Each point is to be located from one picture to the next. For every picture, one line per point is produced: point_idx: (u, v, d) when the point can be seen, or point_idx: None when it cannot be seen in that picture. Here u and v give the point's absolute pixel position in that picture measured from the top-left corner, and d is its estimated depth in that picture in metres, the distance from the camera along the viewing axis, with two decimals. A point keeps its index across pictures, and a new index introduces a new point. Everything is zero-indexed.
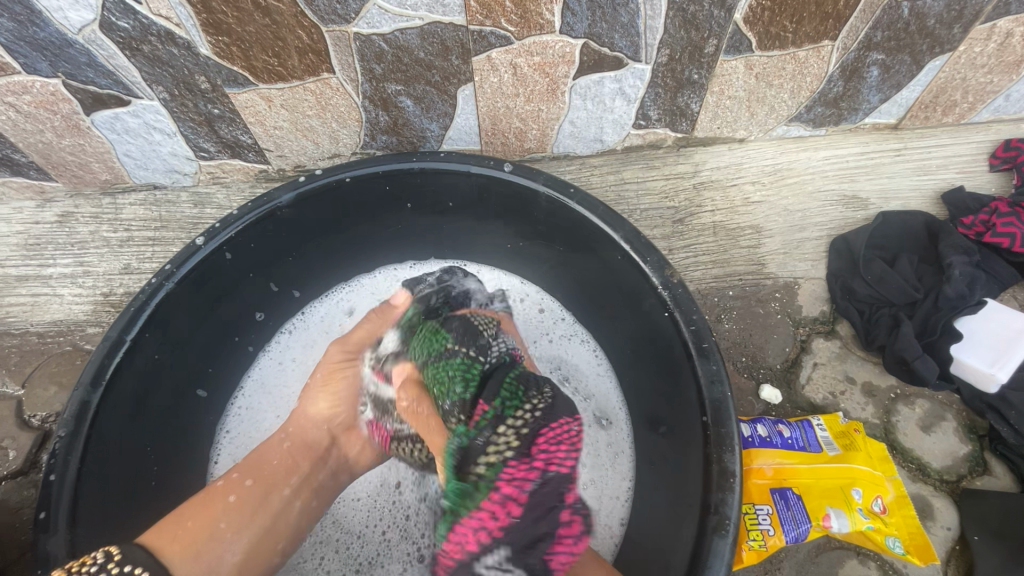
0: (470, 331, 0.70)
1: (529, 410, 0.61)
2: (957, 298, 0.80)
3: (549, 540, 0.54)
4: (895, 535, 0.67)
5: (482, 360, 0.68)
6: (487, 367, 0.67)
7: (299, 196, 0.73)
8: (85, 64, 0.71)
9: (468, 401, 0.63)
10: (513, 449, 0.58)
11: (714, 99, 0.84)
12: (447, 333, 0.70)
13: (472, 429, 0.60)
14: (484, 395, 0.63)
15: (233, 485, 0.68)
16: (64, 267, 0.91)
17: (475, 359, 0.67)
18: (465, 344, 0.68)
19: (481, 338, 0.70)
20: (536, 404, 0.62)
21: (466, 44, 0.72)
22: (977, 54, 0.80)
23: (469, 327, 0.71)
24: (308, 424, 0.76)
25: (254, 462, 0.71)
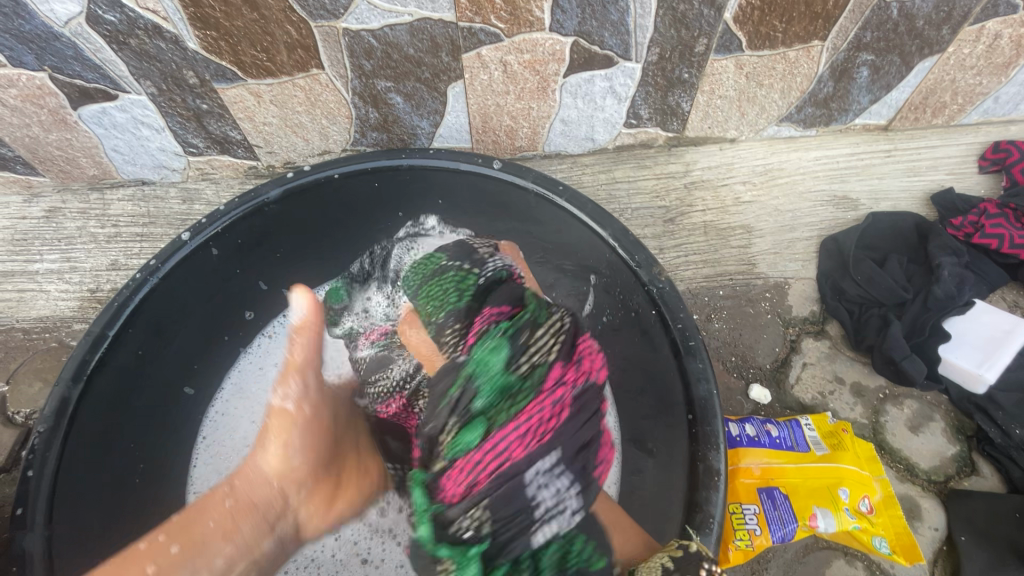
0: (463, 251, 0.70)
1: (557, 327, 0.58)
2: (946, 298, 0.80)
3: (592, 447, 0.54)
4: (882, 535, 0.66)
5: (478, 271, 0.66)
6: (486, 274, 0.66)
7: (287, 191, 0.72)
8: (72, 58, 0.71)
9: (473, 307, 0.63)
10: (554, 358, 0.55)
11: (704, 98, 0.84)
12: (441, 256, 0.70)
13: (505, 343, 0.56)
14: (506, 300, 0.61)
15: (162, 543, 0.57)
16: (51, 263, 0.90)
17: (472, 268, 0.67)
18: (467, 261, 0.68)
19: (482, 256, 0.69)
20: (562, 319, 0.59)
21: (456, 41, 0.72)
22: (966, 56, 0.80)
23: (461, 247, 0.71)
24: (256, 477, 0.66)
25: (185, 521, 0.60)
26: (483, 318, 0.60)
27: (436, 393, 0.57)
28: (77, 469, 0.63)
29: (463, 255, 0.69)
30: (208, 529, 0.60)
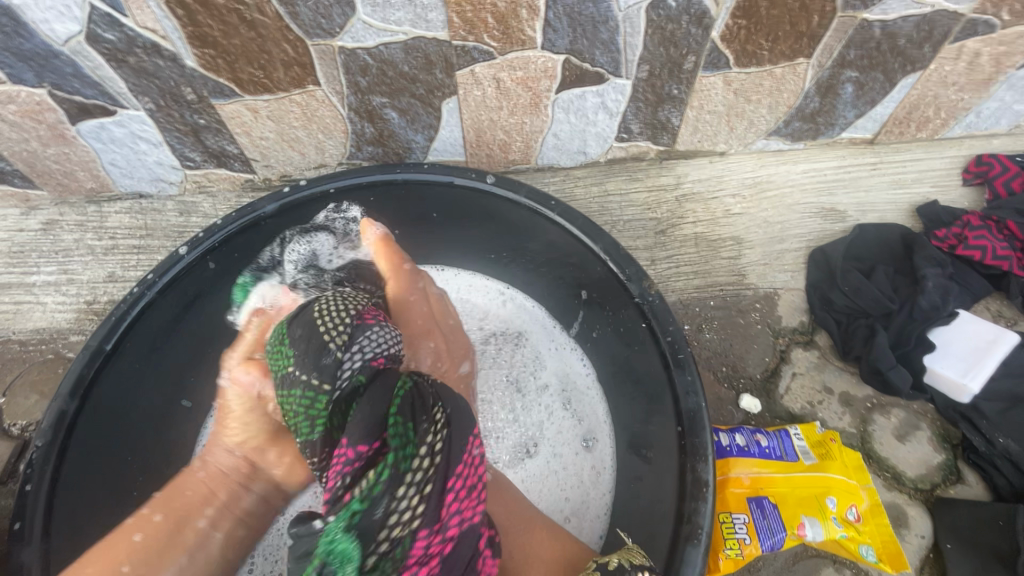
0: (310, 337, 0.65)
1: (432, 428, 0.56)
2: (931, 309, 0.81)
3: (477, 561, 0.57)
4: (868, 543, 0.68)
5: (330, 387, 0.63)
6: (334, 392, 0.63)
7: (283, 206, 0.73)
8: (71, 75, 0.72)
9: (328, 433, 0.62)
10: (426, 503, 0.52)
11: (694, 113, 0.86)
12: (290, 348, 0.65)
13: (371, 481, 0.52)
14: (359, 433, 0.56)
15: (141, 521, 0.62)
16: (48, 275, 0.91)
17: (319, 386, 0.63)
18: (309, 359, 0.63)
19: (327, 354, 0.64)
20: (437, 428, 0.56)
21: (450, 59, 0.74)
22: (947, 72, 0.82)
23: (311, 332, 0.65)
24: (218, 453, 0.70)
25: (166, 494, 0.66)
26: (336, 467, 0.55)
27: (298, 555, 0.53)
28: (73, 483, 0.64)
29: (326, 330, 0.65)
30: (186, 496, 0.66)
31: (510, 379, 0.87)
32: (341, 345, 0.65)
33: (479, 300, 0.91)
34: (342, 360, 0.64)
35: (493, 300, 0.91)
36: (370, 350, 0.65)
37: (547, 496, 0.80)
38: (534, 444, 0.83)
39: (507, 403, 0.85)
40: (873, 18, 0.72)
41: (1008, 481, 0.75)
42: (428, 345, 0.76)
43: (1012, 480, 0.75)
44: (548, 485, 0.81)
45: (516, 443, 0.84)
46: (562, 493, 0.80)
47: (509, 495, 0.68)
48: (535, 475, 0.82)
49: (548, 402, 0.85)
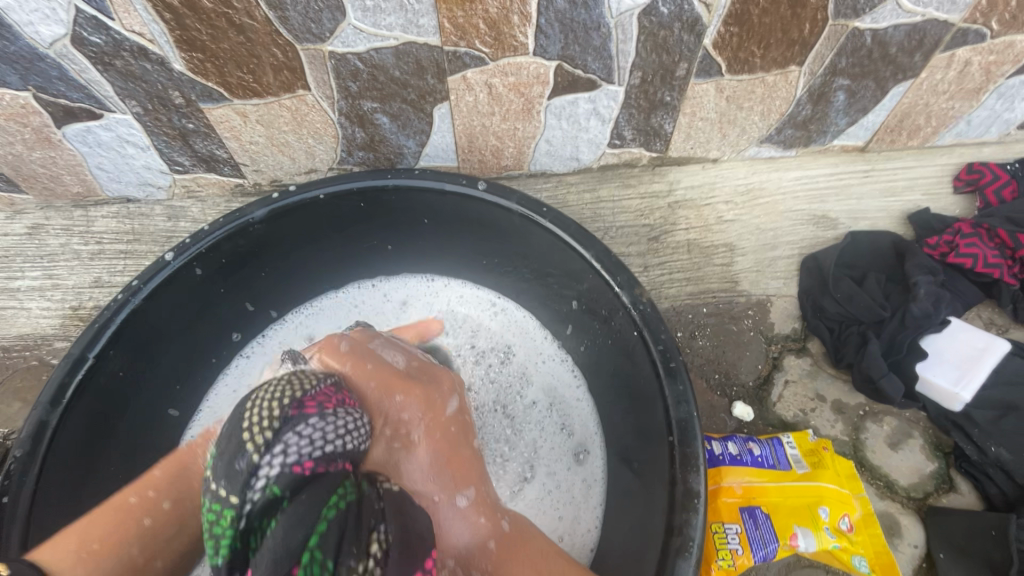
0: (233, 434, 0.56)
1: (361, 564, 0.48)
2: (923, 317, 0.81)
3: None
4: (861, 553, 0.68)
5: (239, 502, 0.52)
6: (241, 510, 0.51)
7: (272, 212, 0.72)
8: (57, 78, 0.71)
9: (240, 554, 0.50)
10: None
11: (686, 120, 0.86)
12: (217, 449, 0.57)
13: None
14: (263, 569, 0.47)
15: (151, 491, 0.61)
16: (32, 280, 0.90)
17: (228, 499, 0.52)
18: (228, 480, 0.53)
19: (242, 458, 0.53)
20: (365, 564, 0.48)
21: (442, 64, 0.73)
22: (938, 81, 0.82)
23: (231, 440, 0.55)
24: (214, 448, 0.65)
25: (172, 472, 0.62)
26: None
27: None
28: (51, 495, 0.62)
29: (247, 432, 0.54)
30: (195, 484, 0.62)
31: (502, 396, 0.86)
32: (258, 449, 0.53)
33: (469, 313, 0.92)
34: (268, 470, 0.53)
35: (484, 312, 0.91)
36: (304, 452, 0.54)
37: (543, 516, 0.79)
38: (530, 468, 0.82)
39: (502, 426, 0.84)
40: (864, 26, 0.72)
41: (1000, 490, 0.75)
42: (398, 399, 0.67)
43: (1004, 489, 0.75)
44: (546, 505, 0.79)
45: (515, 463, 0.82)
46: (557, 512, 0.79)
47: (533, 550, 0.61)
48: (533, 498, 0.80)
49: (540, 417, 0.84)
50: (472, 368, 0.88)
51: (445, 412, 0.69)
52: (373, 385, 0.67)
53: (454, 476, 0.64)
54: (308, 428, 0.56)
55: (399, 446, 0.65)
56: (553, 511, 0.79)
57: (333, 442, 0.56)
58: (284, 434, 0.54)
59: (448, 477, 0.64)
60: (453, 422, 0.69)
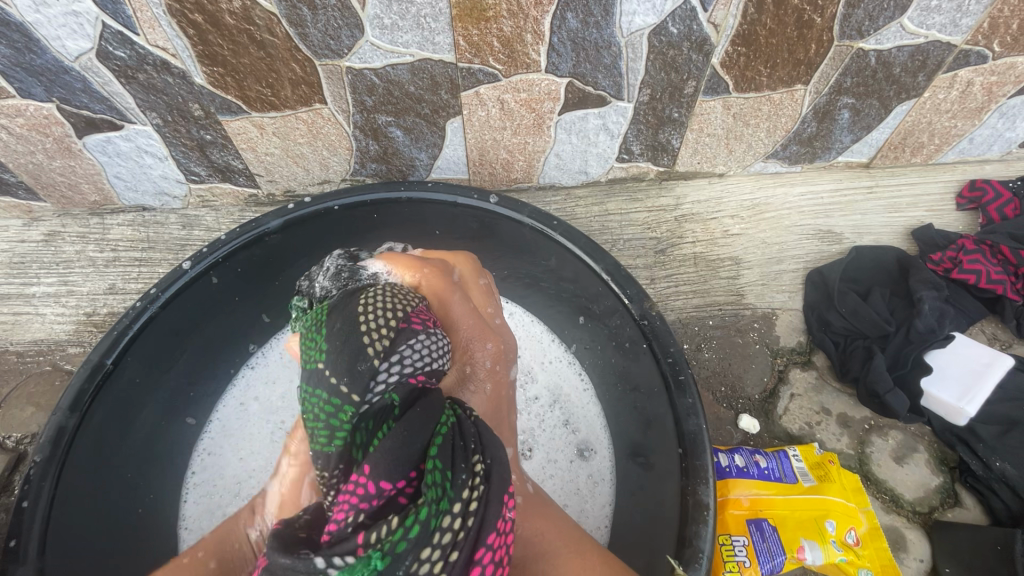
0: (349, 337, 0.62)
1: (470, 479, 0.53)
2: (927, 331, 0.82)
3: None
4: (868, 567, 0.67)
5: (359, 399, 0.60)
6: (361, 405, 0.60)
7: (288, 222, 0.74)
8: (80, 90, 0.73)
9: (345, 450, 0.59)
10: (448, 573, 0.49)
11: (694, 136, 0.88)
12: (325, 344, 0.62)
13: (398, 533, 0.49)
14: (387, 470, 0.53)
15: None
16: (48, 286, 0.91)
17: (348, 395, 0.60)
18: (343, 367, 0.61)
19: (365, 360, 0.61)
20: (475, 483, 0.53)
21: (455, 80, 0.75)
22: (941, 100, 0.84)
23: (351, 341, 0.62)
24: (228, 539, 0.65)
25: (219, 537, 0.66)
26: (349, 499, 0.52)
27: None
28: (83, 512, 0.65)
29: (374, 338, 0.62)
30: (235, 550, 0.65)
31: None
32: (379, 354, 0.62)
33: None
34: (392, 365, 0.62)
35: None
36: (413, 365, 0.63)
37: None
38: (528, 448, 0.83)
39: None
40: (868, 47, 0.73)
41: (1005, 505, 0.75)
42: (488, 345, 0.73)
43: (1009, 505, 0.75)
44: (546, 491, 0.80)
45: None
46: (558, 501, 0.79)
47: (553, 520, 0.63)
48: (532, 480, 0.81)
49: (541, 411, 0.84)
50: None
51: (506, 376, 0.74)
52: (469, 326, 0.73)
53: (505, 436, 0.69)
54: (421, 348, 0.64)
55: (469, 386, 0.70)
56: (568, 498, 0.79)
57: (429, 357, 0.65)
58: (416, 353, 0.64)
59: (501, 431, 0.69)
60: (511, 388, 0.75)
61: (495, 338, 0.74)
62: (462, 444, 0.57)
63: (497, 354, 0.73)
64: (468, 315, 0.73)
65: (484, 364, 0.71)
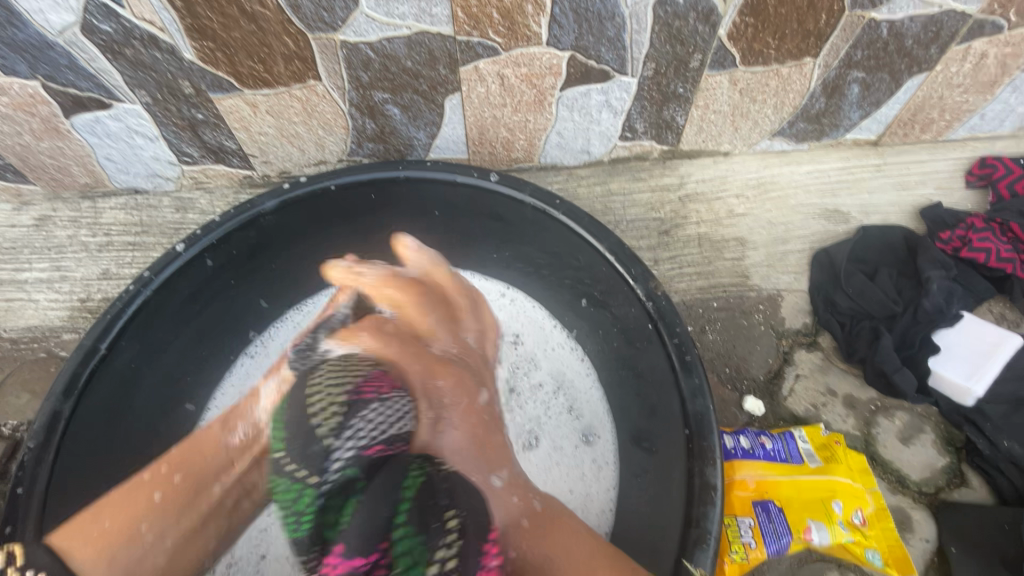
0: (301, 421, 0.64)
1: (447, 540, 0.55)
2: (935, 311, 0.81)
3: None
4: (874, 548, 0.67)
5: (318, 480, 0.61)
6: (321, 488, 0.61)
7: (283, 202, 0.72)
8: (66, 67, 0.70)
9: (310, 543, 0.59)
10: None
11: (699, 113, 0.85)
12: (283, 428, 0.65)
13: None
14: (358, 546, 0.53)
15: (153, 542, 0.62)
16: (40, 272, 0.89)
17: (308, 478, 0.62)
18: (299, 455, 0.63)
19: (317, 442, 0.63)
20: (452, 539, 0.55)
21: (454, 54, 0.72)
22: (953, 74, 0.81)
23: (300, 422, 0.64)
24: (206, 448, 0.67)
25: (185, 451, 0.67)
26: None
27: None
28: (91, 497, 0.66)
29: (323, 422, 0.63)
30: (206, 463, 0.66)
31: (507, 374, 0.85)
32: (330, 433, 0.63)
33: None
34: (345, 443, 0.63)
35: (493, 301, 0.89)
36: (368, 438, 0.64)
37: (552, 491, 0.79)
38: (534, 436, 0.82)
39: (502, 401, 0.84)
40: (880, 17, 0.71)
41: (1013, 484, 0.74)
42: (441, 383, 0.70)
43: (1016, 483, 0.74)
44: (551, 479, 0.79)
45: (518, 434, 0.82)
46: (567, 486, 0.79)
47: (564, 533, 0.63)
48: (538, 467, 0.80)
49: (545, 398, 0.84)
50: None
51: (476, 403, 0.72)
52: (418, 368, 0.71)
53: (487, 459, 0.68)
54: (372, 415, 0.66)
55: (438, 428, 0.68)
56: (575, 480, 0.79)
57: (388, 416, 0.66)
58: (371, 425, 0.65)
59: (482, 458, 0.68)
60: (485, 411, 0.73)
61: (448, 373, 0.71)
62: (428, 498, 0.58)
63: (456, 386, 0.71)
64: (416, 358, 0.71)
65: (449, 400, 0.70)
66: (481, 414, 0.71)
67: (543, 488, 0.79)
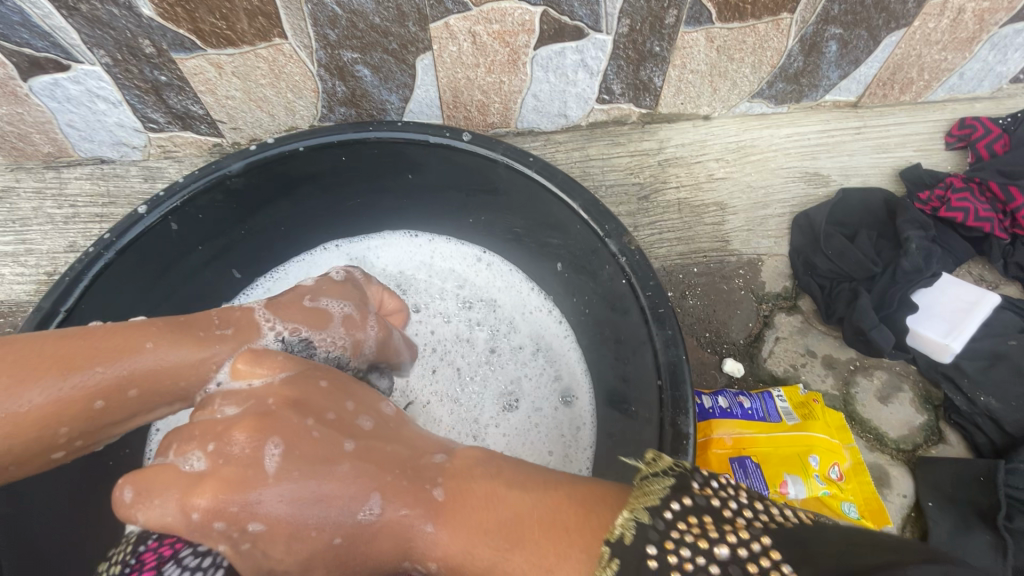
0: None
1: None
2: (914, 271, 0.81)
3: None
4: (851, 500, 0.67)
5: None
6: None
7: (249, 165, 0.69)
8: (18, 24, 0.67)
9: None
10: None
11: (676, 72, 0.84)
12: None
13: None
14: None
15: (65, 445, 0.50)
16: (5, 245, 0.87)
17: None
18: None
19: None
20: None
21: (423, 10, 0.71)
22: (931, 30, 0.80)
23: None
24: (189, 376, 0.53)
25: (171, 343, 0.53)
26: None
27: None
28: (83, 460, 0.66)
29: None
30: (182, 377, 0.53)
31: (487, 336, 0.86)
32: None
33: (454, 267, 0.89)
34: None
35: (469, 267, 0.89)
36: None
37: (531, 452, 0.79)
38: (516, 399, 0.82)
39: (481, 364, 0.84)
40: None
41: (988, 439, 0.75)
42: (203, 501, 0.41)
43: (993, 438, 0.75)
44: (531, 439, 0.79)
45: (499, 395, 0.82)
46: (546, 448, 0.78)
47: (477, 497, 0.42)
48: (518, 429, 0.80)
49: (524, 359, 0.84)
50: (453, 312, 0.87)
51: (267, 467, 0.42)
52: (161, 508, 0.41)
53: (342, 490, 0.42)
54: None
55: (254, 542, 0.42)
56: (555, 442, 0.78)
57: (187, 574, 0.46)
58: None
59: (313, 488, 0.42)
60: (285, 465, 0.42)
61: (206, 475, 0.42)
62: None
63: (222, 473, 0.42)
64: (156, 499, 0.42)
65: (228, 493, 0.41)
66: (297, 462, 0.43)
67: (522, 451, 0.79)
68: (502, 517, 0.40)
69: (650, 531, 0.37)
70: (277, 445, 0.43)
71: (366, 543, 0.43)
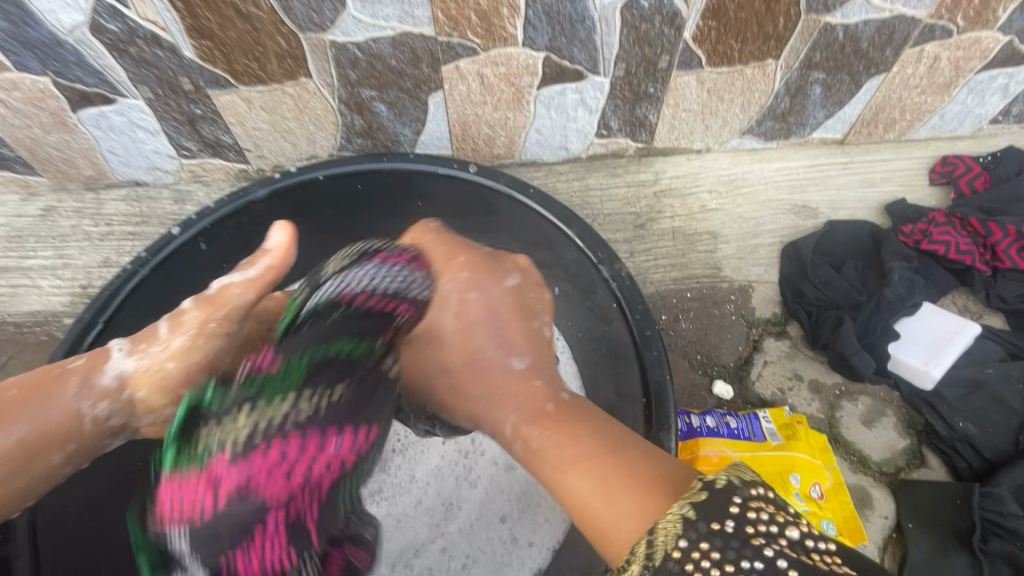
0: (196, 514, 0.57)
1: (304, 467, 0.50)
2: (897, 300, 0.85)
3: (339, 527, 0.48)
4: (829, 518, 0.71)
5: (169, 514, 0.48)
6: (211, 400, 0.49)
7: (274, 191, 0.77)
8: (74, 64, 0.75)
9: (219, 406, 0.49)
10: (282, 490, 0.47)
11: (670, 111, 0.90)
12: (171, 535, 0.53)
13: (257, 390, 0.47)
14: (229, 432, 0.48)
15: None
16: (45, 259, 0.94)
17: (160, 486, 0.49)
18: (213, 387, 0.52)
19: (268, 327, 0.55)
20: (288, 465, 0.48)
21: (436, 54, 0.77)
22: (910, 75, 0.86)
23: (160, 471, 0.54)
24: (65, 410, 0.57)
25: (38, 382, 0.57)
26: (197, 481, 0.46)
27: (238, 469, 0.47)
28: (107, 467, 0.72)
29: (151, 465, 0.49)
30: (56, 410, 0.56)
31: None
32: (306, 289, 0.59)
33: None
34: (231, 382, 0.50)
35: None
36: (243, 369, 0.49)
37: None
38: None
39: None
40: (836, 22, 0.76)
41: (968, 463, 0.78)
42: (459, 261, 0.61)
43: (971, 463, 0.78)
44: None
45: None
46: None
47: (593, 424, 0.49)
48: None
49: None
50: None
51: (514, 284, 0.59)
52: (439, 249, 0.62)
53: (513, 340, 0.55)
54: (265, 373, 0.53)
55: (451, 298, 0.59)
56: None
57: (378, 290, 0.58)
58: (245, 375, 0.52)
59: (505, 335, 0.56)
60: (503, 300, 0.58)
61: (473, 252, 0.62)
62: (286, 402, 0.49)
63: (491, 256, 0.62)
64: (448, 243, 0.64)
65: (454, 282, 0.59)
66: (520, 296, 0.59)
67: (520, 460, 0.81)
68: (600, 430, 0.48)
69: (709, 505, 0.39)
70: (515, 280, 0.60)
71: (485, 374, 0.54)
